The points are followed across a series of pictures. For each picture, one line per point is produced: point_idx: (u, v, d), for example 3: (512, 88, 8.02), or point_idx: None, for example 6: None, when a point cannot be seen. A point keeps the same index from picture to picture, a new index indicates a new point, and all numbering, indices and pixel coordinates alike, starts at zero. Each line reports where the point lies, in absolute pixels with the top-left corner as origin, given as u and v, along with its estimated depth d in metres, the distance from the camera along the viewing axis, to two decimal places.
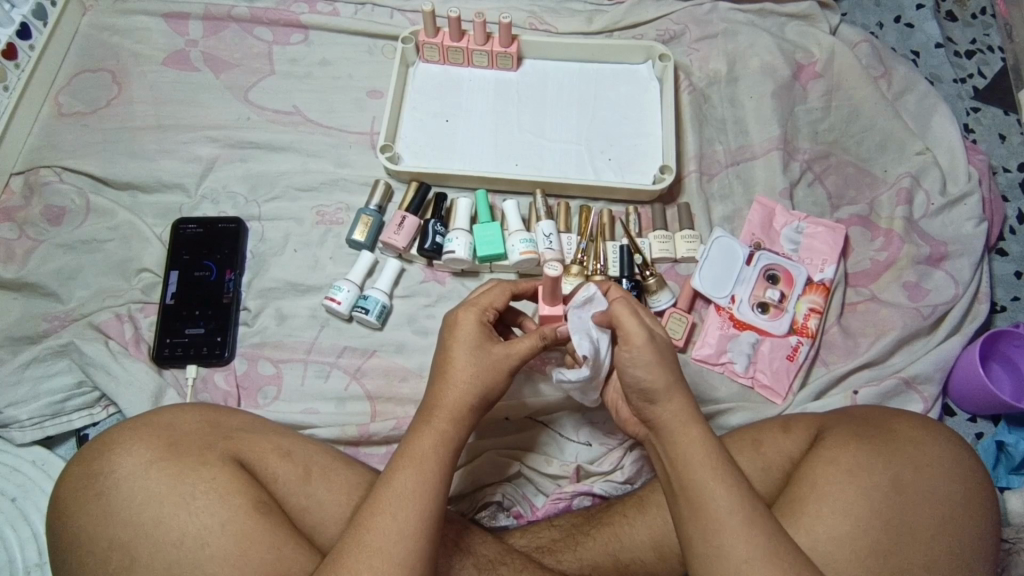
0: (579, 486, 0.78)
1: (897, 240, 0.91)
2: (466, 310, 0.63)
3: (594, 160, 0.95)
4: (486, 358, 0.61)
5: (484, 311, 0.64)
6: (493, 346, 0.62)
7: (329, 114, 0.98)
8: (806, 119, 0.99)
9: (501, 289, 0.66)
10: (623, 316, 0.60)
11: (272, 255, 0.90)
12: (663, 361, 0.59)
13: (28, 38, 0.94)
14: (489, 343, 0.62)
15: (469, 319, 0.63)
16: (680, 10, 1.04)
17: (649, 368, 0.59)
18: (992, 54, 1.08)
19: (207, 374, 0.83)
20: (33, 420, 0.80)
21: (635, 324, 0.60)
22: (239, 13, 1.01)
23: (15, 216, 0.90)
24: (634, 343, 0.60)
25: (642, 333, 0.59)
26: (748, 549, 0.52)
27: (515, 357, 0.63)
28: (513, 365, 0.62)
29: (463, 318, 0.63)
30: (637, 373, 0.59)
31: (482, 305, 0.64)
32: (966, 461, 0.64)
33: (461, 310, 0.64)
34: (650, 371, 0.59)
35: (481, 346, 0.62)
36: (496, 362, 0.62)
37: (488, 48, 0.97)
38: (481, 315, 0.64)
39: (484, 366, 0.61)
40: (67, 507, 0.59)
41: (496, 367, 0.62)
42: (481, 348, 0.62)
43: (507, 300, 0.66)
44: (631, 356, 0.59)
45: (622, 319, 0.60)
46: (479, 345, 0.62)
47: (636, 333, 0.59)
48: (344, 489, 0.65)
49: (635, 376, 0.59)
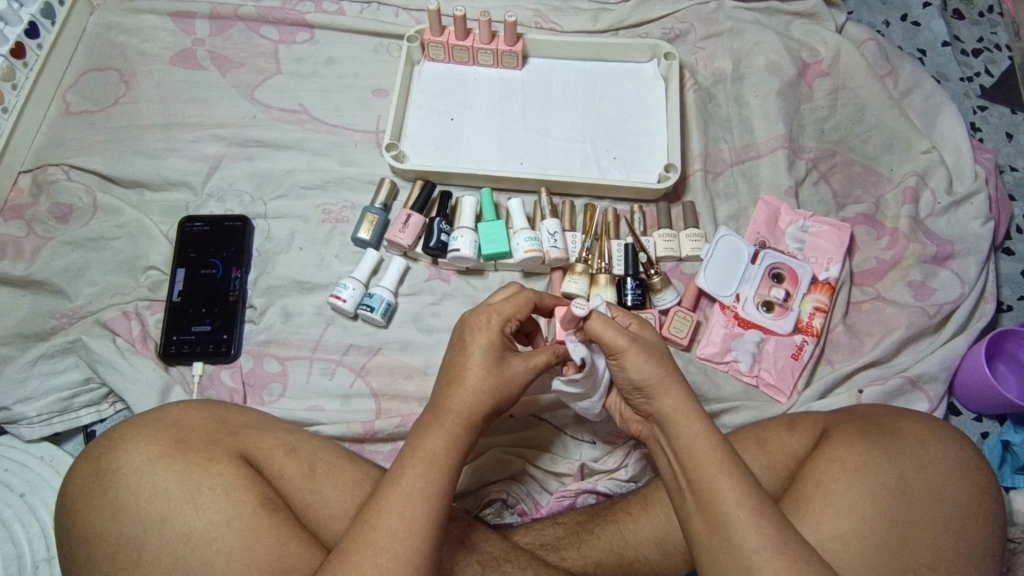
0: (584, 484, 0.79)
1: (903, 239, 0.90)
2: (489, 317, 0.64)
3: (599, 159, 0.95)
4: (504, 369, 0.62)
5: (506, 320, 0.64)
6: (514, 359, 0.63)
7: (335, 112, 0.98)
8: (811, 118, 0.99)
9: (525, 301, 0.66)
10: (600, 327, 0.61)
11: (278, 253, 0.90)
12: (654, 360, 0.60)
13: (36, 37, 0.94)
14: (508, 355, 0.63)
15: (491, 326, 0.63)
16: (685, 8, 1.04)
17: (644, 365, 0.60)
18: (998, 53, 1.07)
19: (214, 371, 0.84)
20: (41, 417, 0.81)
21: (617, 333, 0.61)
22: (245, 12, 1.02)
23: (24, 214, 0.90)
24: (637, 340, 0.61)
25: (625, 339, 0.60)
26: (757, 541, 0.52)
27: (532, 370, 0.64)
28: (529, 377, 0.64)
29: (485, 326, 0.63)
30: (629, 374, 0.60)
31: (505, 314, 0.64)
32: (972, 459, 0.64)
33: (484, 316, 0.64)
34: (644, 369, 0.59)
35: (500, 356, 0.62)
36: (513, 373, 0.63)
37: (493, 47, 0.97)
38: (504, 325, 0.64)
39: (503, 377, 0.62)
40: (76, 501, 0.60)
41: (512, 379, 0.62)
42: (501, 359, 0.62)
43: (528, 310, 0.67)
44: (621, 360, 0.60)
45: (600, 331, 0.61)
46: (498, 354, 0.62)
47: (619, 341, 0.60)
48: (349, 486, 0.65)
49: (629, 378, 0.60)
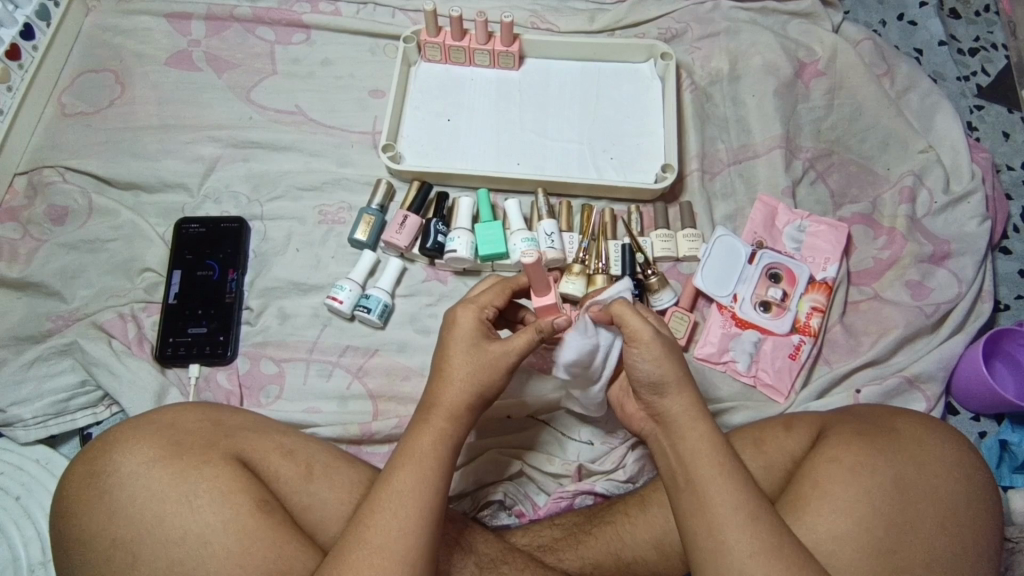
0: (581, 485, 0.79)
1: (900, 239, 0.90)
2: (464, 309, 0.63)
3: (596, 159, 0.95)
4: (480, 355, 0.61)
5: (482, 309, 0.63)
6: (490, 344, 0.62)
7: (331, 113, 0.98)
8: (808, 117, 0.99)
9: (504, 287, 0.65)
10: (624, 313, 0.60)
11: (274, 255, 0.90)
12: (670, 356, 0.59)
13: (31, 38, 0.94)
14: (485, 341, 0.62)
15: (468, 317, 0.63)
16: (682, 8, 1.04)
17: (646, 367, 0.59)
18: (995, 52, 1.07)
19: (210, 373, 0.84)
20: (37, 419, 0.81)
21: (641, 321, 0.59)
22: (241, 12, 1.01)
23: (19, 216, 0.90)
24: (658, 333, 0.60)
25: (650, 329, 0.59)
26: (752, 544, 0.52)
27: (513, 354, 0.61)
28: (511, 361, 0.61)
29: (461, 314, 0.63)
30: (646, 368, 0.59)
31: (480, 304, 0.63)
32: (969, 461, 0.63)
33: (459, 309, 0.63)
34: (657, 366, 0.59)
35: (476, 343, 0.61)
36: (490, 358, 0.61)
37: (490, 48, 0.97)
38: (478, 314, 0.63)
39: (481, 364, 0.61)
40: (72, 506, 0.59)
41: (492, 366, 0.61)
42: (476, 346, 0.61)
43: (507, 298, 0.65)
44: (639, 352, 0.59)
45: (627, 315, 0.60)
46: (475, 341, 0.62)
47: (643, 329, 0.59)
48: (346, 487, 0.65)
49: (644, 371, 0.59)
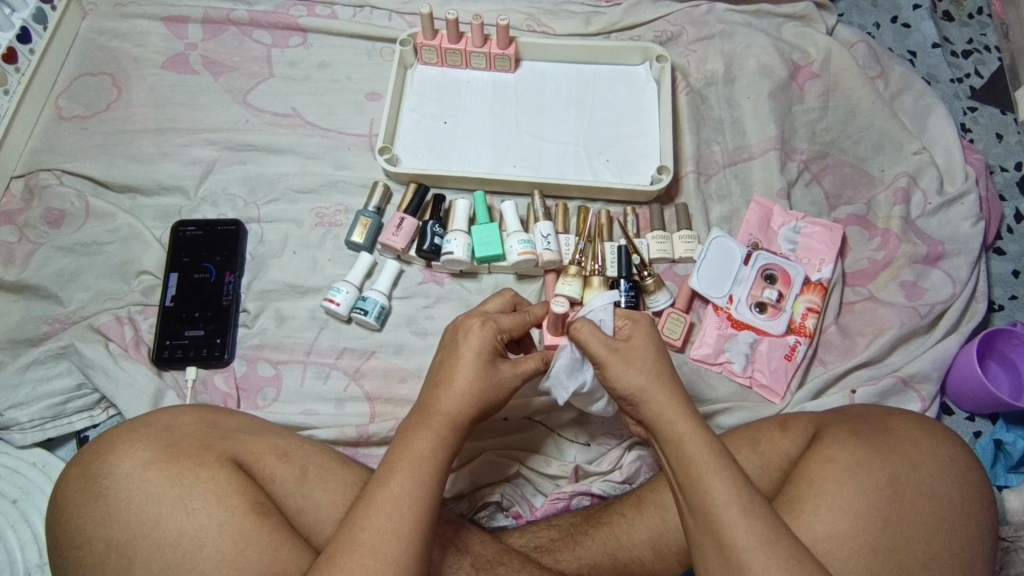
0: (578, 486, 0.79)
1: (894, 240, 0.91)
2: (483, 324, 0.63)
3: (592, 161, 0.95)
4: (492, 373, 0.62)
5: (500, 330, 0.64)
6: (501, 364, 0.63)
7: (328, 116, 0.98)
8: (803, 119, 0.99)
9: (523, 319, 0.67)
10: (583, 334, 0.62)
11: (271, 257, 0.90)
12: (639, 365, 0.61)
13: (28, 42, 0.94)
14: (498, 360, 0.63)
15: (484, 331, 0.63)
16: (677, 11, 1.05)
17: (629, 373, 0.60)
18: (988, 54, 1.08)
19: (207, 375, 0.84)
20: (34, 422, 0.81)
21: (599, 343, 0.62)
22: (238, 16, 1.02)
23: (16, 218, 0.90)
24: (618, 350, 0.62)
25: (606, 350, 0.62)
26: (748, 540, 0.52)
27: (519, 376, 0.65)
28: (516, 384, 0.64)
29: (478, 329, 0.63)
30: (617, 385, 0.61)
31: (500, 325, 0.64)
32: (962, 458, 0.64)
33: (475, 320, 0.64)
34: (627, 378, 0.60)
35: (490, 360, 0.63)
36: (500, 380, 0.63)
37: (486, 50, 0.98)
38: (496, 333, 0.64)
39: (490, 381, 0.62)
40: (67, 508, 0.59)
41: (501, 384, 0.63)
42: (491, 364, 0.63)
43: (524, 327, 0.67)
44: (605, 372, 0.62)
45: (584, 338, 0.62)
46: (488, 359, 0.62)
47: (600, 352, 0.62)
48: (341, 489, 0.65)
49: (619, 388, 0.61)
